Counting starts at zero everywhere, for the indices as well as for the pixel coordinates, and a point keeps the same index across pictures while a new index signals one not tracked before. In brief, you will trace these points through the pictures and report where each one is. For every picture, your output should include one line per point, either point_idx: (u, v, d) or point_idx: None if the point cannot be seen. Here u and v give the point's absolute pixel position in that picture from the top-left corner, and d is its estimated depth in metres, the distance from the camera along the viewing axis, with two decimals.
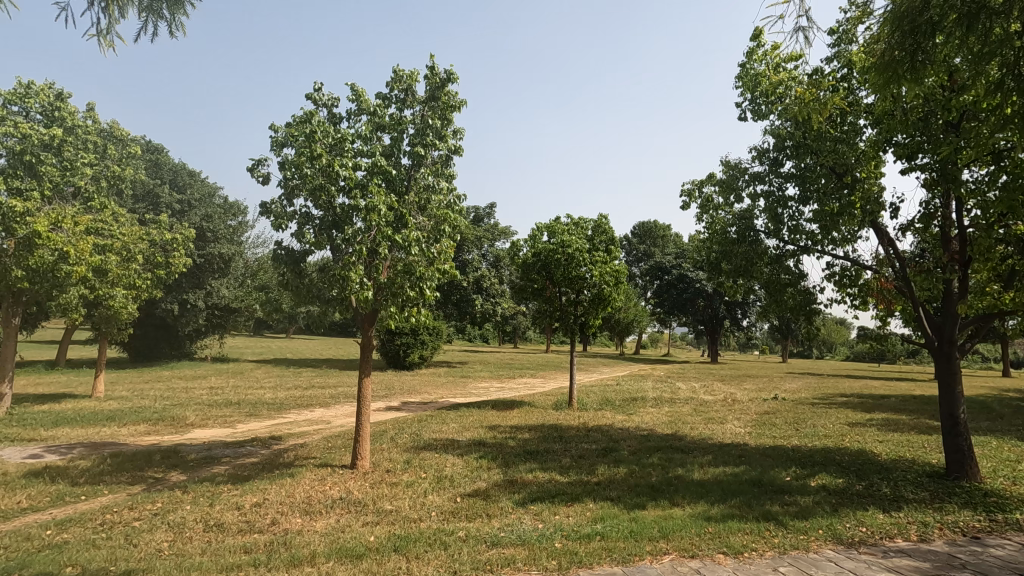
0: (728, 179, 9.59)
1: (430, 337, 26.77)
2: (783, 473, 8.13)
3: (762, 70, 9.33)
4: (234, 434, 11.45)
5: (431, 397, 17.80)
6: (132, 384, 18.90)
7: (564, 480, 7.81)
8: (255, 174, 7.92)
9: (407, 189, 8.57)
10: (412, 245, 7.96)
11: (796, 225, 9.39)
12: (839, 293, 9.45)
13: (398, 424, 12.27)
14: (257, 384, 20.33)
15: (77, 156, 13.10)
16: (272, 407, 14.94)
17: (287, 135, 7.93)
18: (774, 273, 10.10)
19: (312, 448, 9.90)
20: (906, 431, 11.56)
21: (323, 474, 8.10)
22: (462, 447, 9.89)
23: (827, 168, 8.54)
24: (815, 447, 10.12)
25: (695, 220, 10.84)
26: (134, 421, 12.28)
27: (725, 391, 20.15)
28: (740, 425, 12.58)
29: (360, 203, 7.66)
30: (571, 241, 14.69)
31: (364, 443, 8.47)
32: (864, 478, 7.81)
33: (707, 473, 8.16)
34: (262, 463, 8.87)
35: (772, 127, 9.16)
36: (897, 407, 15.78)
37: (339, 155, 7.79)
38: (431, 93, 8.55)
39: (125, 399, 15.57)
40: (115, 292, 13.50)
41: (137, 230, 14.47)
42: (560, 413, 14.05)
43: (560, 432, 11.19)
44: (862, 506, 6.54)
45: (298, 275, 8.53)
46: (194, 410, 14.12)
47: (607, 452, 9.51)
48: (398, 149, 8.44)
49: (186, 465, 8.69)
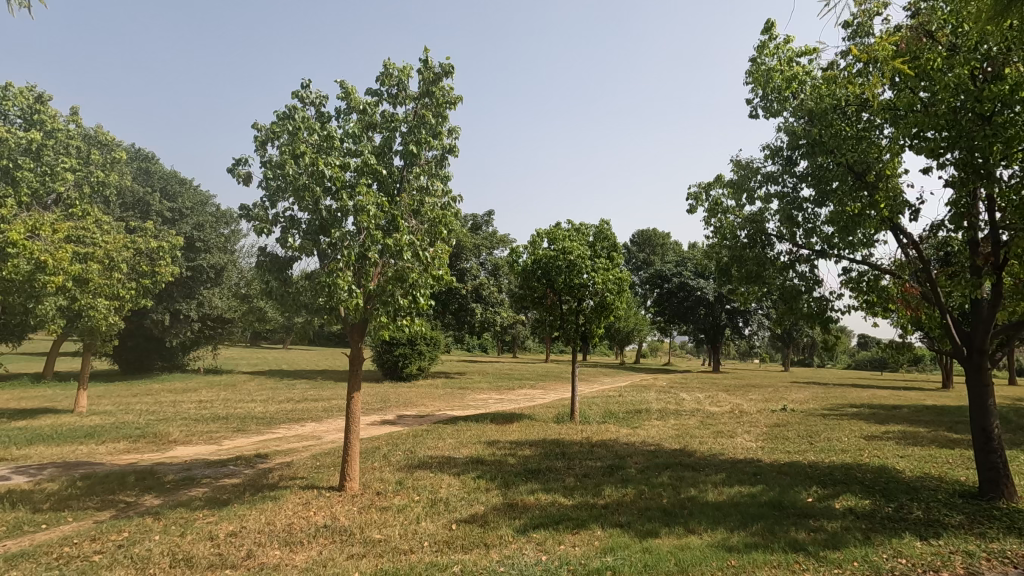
0: (738, 180, 9.07)
1: (428, 348, 26.22)
2: (803, 494, 7.54)
3: (774, 65, 8.90)
4: (219, 452, 10.85)
5: (428, 410, 17.16)
6: (118, 398, 18.27)
7: (569, 503, 7.21)
8: (236, 175, 7.40)
9: (399, 191, 8.06)
10: (405, 250, 7.40)
11: (811, 228, 8.88)
12: (857, 300, 8.92)
13: (393, 440, 11.67)
14: (248, 397, 19.69)
15: (58, 162, 12.68)
16: (262, 422, 14.32)
17: (268, 132, 7.38)
18: (788, 279, 9.57)
19: (299, 467, 9.29)
20: (926, 446, 10.99)
21: (308, 498, 7.50)
22: (459, 465, 9.28)
23: (845, 167, 8.03)
24: (835, 463, 9.52)
25: (703, 224, 10.29)
26: (114, 438, 11.67)
27: (732, 402, 19.55)
28: (751, 439, 11.99)
29: (347, 204, 7.10)
30: (572, 248, 14.19)
31: (353, 463, 7.87)
32: (893, 499, 7.22)
33: (722, 495, 7.57)
34: (243, 485, 8.25)
35: (786, 124, 8.66)
36: (912, 417, 15.19)
37: (327, 154, 7.28)
38: (424, 88, 8.03)
39: (109, 414, 14.95)
40: (97, 302, 12.94)
41: (121, 238, 13.83)
42: (562, 427, 13.47)
43: (563, 448, 10.58)
44: (897, 533, 5.98)
45: (283, 283, 8.02)
46: (179, 426, 13.49)
47: (613, 470, 8.91)
48: (390, 148, 7.95)
49: (161, 487, 8.08)
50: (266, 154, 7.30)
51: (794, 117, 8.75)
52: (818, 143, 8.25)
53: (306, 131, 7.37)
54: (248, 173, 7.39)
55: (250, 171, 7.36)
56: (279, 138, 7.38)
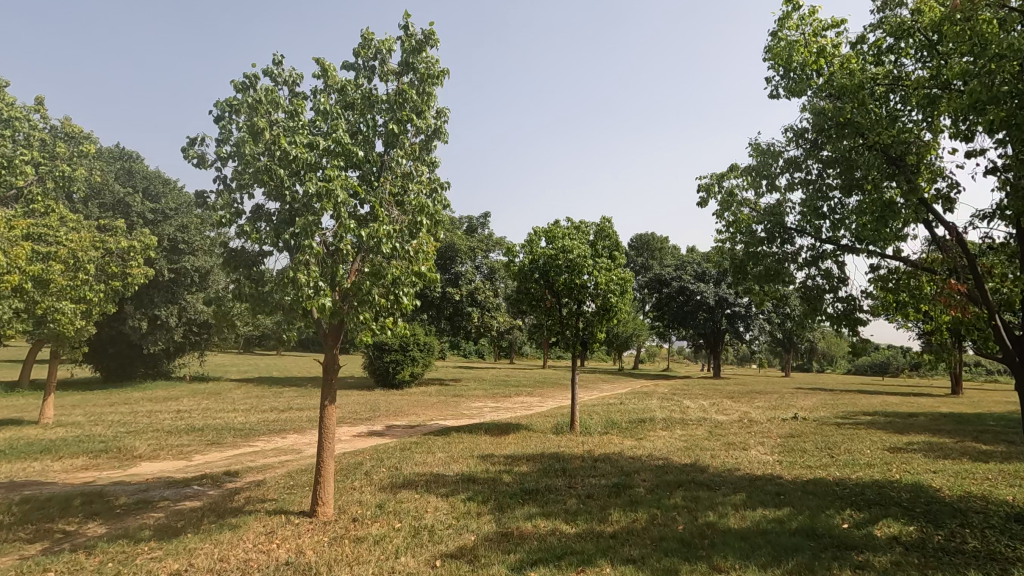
0: (758, 165, 8.20)
1: (421, 354, 25.26)
2: (837, 519, 6.65)
3: (798, 39, 8.09)
4: (185, 469, 9.88)
5: (419, 420, 16.23)
6: (91, 408, 17.23)
7: (571, 532, 6.28)
8: (189, 156, 6.50)
9: (380, 177, 7.23)
10: (384, 241, 6.51)
11: (838, 220, 8.03)
12: (886, 300, 8.03)
13: (378, 454, 10.72)
14: (229, 407, 18.71)
15: (17, 153, 11.65)
16: (240, 434, 13.34)
17: (224, 107, 6.42)
18: (810, 278, 8.70)
19: (269, 487, 8.32)
20: (958, 459, 10.10)
21: (273, 526, 6.56)
22: (448, 484, 8.33)
23: (879, 151, 7.21)
24: (863, 479, 8.63)
25: (715, 218, 9.40)
26: (73, 454, 10.68)
27: (739, 410, 18.61)
28: (766, 452, 11.08)
29: (317, 187, 6.17)
30: (572, 247, 13.33)
31: (327, 484, 6.92)
32: (941, 525, 6.35)
33: (745, 520, 6.66)
34: (202, 510, 7.28)
35: (811, 104, 7.85)
36: (932, 427, 14.26)
37: (296, 132, 6.42)
38: (406, 61, 7.20)
39: (76, 426, 13.95)
40: (61, 306, 11.99)
41: (88, 235, 12.90)
42: (562, 438, 12.56)
43: (563, 463, 9.64)
44: (959, 571, 5.08)
45: (252, 281, 7.14)
46: (148, 439, 12.48)
47: (620, 490, 7.98)
48: (369, 128, 7.11)
49: (109, 513, 7.13)
50: (223, 130, 6.36)
51: (819, 97, 7.94)
52: (848, 124, 7.42)
53: (268, 105, 6.46)
54: (202, 154, 6.49)
55: (204, 152, 6.46)
56: (237, 114, 6.45)
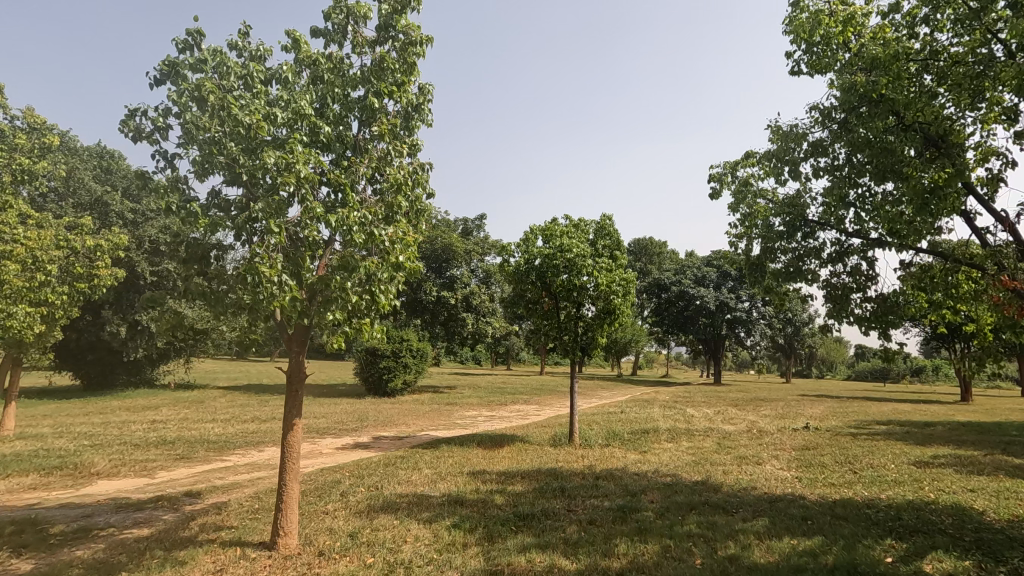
0: (778, 149, 7.40)
1: (414, 360, 24.28)
2: (877, 551, 5.76)
3: (822, 9, 7.35)
4: (144, 488, 8.92)
5: (407, 430, 15.25)
6: (62, 419, 16.24)
7: (572, 569, 5.37)
8: (127, 128, 5.61)
9: (354, 157, 6.39)
10: (354, 227, 5.62)
11: (867, 210, 7.22)
12: (921, 299, 7.21)
13: (359, 471, 9.78)
14: (208, 417, 17.68)
15: None
16: (213, 447, 12.37)
17: (166, 70, 5.55)
18: (834, 276, 7.85)
19: (231, 512, 7.39)
20: (994, 476, 9.19)
21: (225, 562, 5.65)
22: (432, 508, 7.40)
23: (915, 131, 6.41)
24: (896, 500, 7.74)
25: (729, 212, 8.57)
26: (24, 471, 9.71)
27: (747, 420, 17.64)
28: (783, 468, 10.16)
29: (271, 162, 5.29)
30: (571, 245, 12.48)
31: (290, 512, 5.99)
32: (1000, 559, 5.47)
33: (773, 552, 5.76)
34: (150, 540, 6.37)
35: (838, 79, 7.07)
36: (955, 439, 13.35)
37: (250, 100, 5.56)
38: (383, 25, 6.36)
39: (39, 438, 12.98)
40: (16, 309, 11.01)
41: (49, 234, 11.99)
42: (561, 452, 11.64)
43: (561, 482, 8.71)
44: None
45: (206, 278, 6.23)
46: (112, 453, 11.50)
47: (626, 514, 7.06)
48: (342, 101, 6.24)
49: (41, 544, 6.21)
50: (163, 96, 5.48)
51: (846, 72, 7.19)
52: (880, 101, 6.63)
53: (217, 70, 5.61)
54: (140, 126, 5.60)
55: (143, 123, 5.58)
56: (181, 79, 5.58)
